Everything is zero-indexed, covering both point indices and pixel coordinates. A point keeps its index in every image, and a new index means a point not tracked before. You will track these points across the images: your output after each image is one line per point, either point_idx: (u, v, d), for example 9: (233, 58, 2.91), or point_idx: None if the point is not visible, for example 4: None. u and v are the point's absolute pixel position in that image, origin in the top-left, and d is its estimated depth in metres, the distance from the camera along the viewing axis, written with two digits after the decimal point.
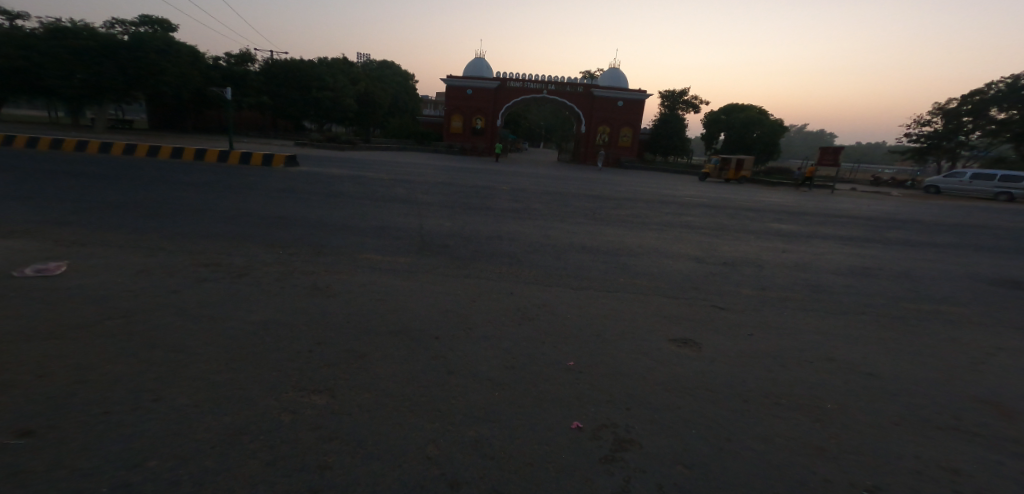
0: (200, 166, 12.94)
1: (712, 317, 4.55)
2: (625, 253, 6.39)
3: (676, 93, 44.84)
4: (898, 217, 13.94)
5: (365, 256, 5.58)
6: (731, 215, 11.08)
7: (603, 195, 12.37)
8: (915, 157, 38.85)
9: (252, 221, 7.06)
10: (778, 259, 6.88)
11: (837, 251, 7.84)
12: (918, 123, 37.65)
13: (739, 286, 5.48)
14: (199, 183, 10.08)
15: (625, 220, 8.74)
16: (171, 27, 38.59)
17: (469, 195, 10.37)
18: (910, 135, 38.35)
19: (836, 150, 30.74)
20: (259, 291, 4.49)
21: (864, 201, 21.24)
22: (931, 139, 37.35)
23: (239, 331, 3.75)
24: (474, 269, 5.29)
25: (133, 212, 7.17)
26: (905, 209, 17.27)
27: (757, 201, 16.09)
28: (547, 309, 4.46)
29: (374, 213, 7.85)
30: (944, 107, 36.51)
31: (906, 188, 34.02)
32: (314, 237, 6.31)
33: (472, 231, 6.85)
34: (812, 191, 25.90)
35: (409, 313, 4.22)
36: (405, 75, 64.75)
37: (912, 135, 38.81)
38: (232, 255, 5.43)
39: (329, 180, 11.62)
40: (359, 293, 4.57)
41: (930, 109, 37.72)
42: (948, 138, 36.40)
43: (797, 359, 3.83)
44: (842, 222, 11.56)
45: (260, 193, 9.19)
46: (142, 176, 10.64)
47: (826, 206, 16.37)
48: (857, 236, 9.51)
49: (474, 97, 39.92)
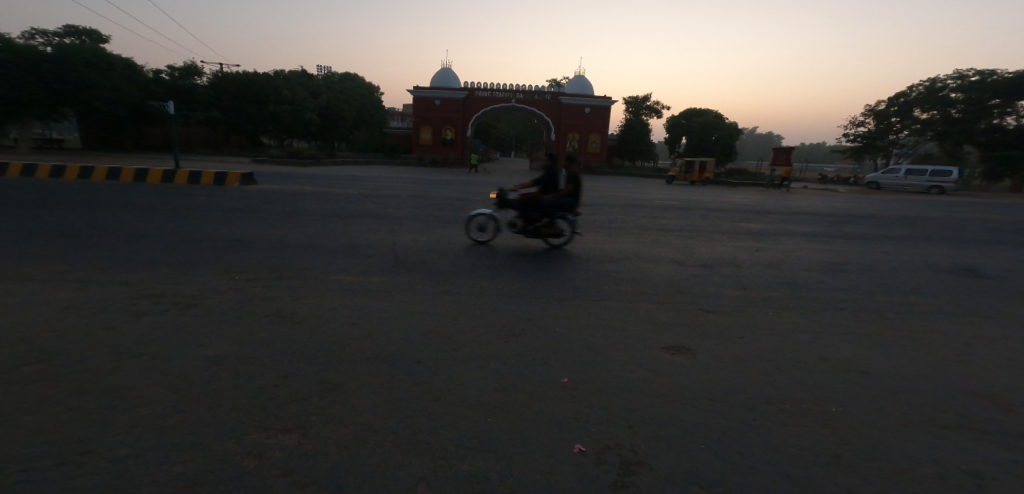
0: (149, 188, 12.19)
1: (702, 322, 4.44)
2: (605, 259, 6.25)
3: (640, 99, 45.81)
4: (857, 213, 14.42)
5: (333, 276, 5.24)
6: (702, 216, 11.17)
7: (576, 202, 12.30)
8: (853, 157, 40.36)
9: (206, 244, 6.58)
10: (756, 258, 6.89)
11: (809, 247, 7.94)
12: (852, 125, 39.32)
13: (723, 287, 5.41)
14: (148, 205, 9.43)
15: (601, 226, 8.63)
16: (102, 37, 36.83)
17: (440, 207, 10.08)
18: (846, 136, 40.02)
19: (789, 150, 31.95)
20: (216, 321, 4.10)
21: (823, 198, 21.97)
22: (866, 140, 39.10)
23: (193, 368, 3.37)
24: (451, 284, 5.03)
25: (70, 241, 6.59)
26: (861, 205, 17.96)
27: (722, 202, 16.39)
28: (534, 322, 4.24)
29: (341, 230, 7.48)
30: (874, 109, 38.37)
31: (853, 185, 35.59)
32: (276, 259, 5.91)
33: (447, 244, 6.58)
34: (770, 191, 26.75)
35: (387, 336, 3.93)
36: (369, 88, 63.93)
37: (848, 135, 40.53)
38: (184, 283, 5.01)
39: (291, 196, 11.11)
40: (330, 317, 4.23)
41: (863, 112, 39.44)
42: (880, 138, 38.17)
43: (794, 361, 3.73)
44: (809, 220, 11.82)
45: (215, 215, 8.66)
46: (82, 200, 9.90)
47: (788, 205, 16.83)
48: (825, 233, 9.70)
49: (442, 108, 39.63)
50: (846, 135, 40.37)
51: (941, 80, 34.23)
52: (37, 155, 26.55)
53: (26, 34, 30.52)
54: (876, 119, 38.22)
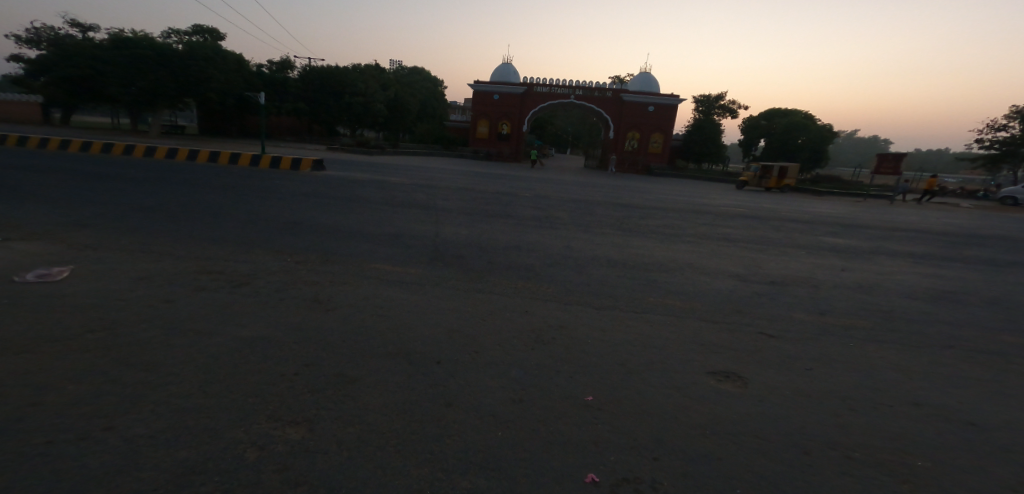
0: (228, 170, 12.96)
1: (756, 346, 3.99)
2: (657, 268, 5.85)
3: (712, 98, 43.52)
4: (959, 231, 12.88)
5: (373, 266, 5.22)
6: (773, 227, 10.35)
7: (636, 204, 11.81)
8: (986, 165, 36.15)
9: (264, 226, 6.80)
10: (832, 278, 6.19)
11: (896, 269, 7.08)
12: (993, 127, 34.96)
13: (789, 309, 4.88)
14: (223, 185, 10.01)
15: (657, 231, 8.16)
16: (220, 36, 39.89)
17: (493, 202, 9.99)
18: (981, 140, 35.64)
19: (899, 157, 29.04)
20: (253, 304, 4.15)
21: (920, 212, 19.85)
22: (1008, 145, 34.72)
23: (220, 349, 3.40)
24: (489, 283, 4.86)
25: (148, 215, 7.02)
26: (967, 222, 16.06)
27: (799, 211, 15.21)
28: (567, 331, 3.98)
29: (393, 219, 7.54)
30: (1021, 110, 33.73)
31: (978, 199, 31.90)
32: (323, 244, 5.99)
33: (493, 241, 6.44)
34: (864, 201, 24.48)
35: (412, 332, 3.81)
36: (437, 82, 65.39)
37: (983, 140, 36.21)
38: (237, 261, 5.17)
39: (353, 184, 11.45)
40: (360, 307, 4.18)
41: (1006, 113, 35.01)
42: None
43: (863, 402, 3.24)
44: (903, 237, 10.63)
45: (279, 197, 8.99)
46: (168, 177, 10.67)
47: (875, 218, 15.35)
48: (923, 253, 8.63)
49: (500, 102, 39.74)
50: (981, 139, 36.04)
51: None
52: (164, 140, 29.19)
53: (163, 34, 33.62)
54: (1023, 121, 33.71)
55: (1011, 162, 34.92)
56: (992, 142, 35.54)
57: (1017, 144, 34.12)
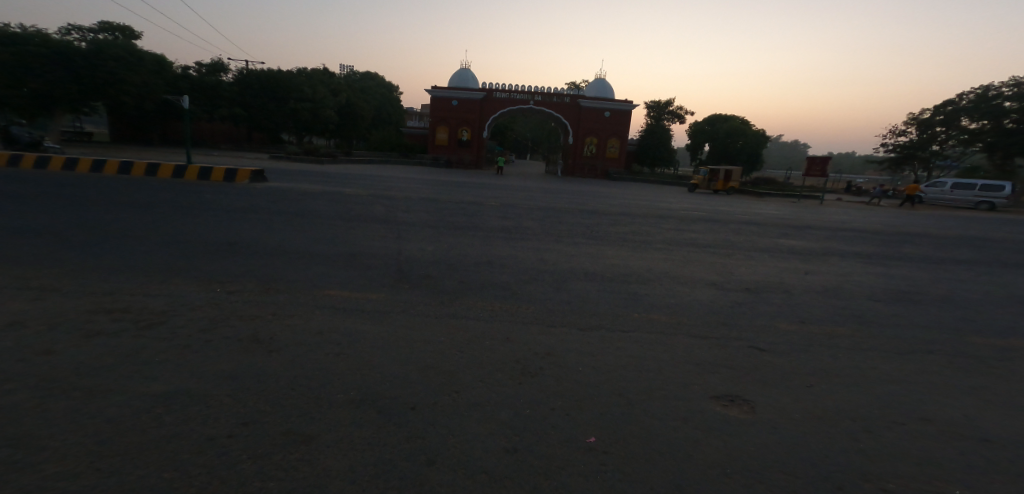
0: (158, 184, 11.86)
1: (754, 363, 3.72)
2: (631, 279, 5.56)
3: (663, 104, 44.48)
4: (898, 230, 13.49)
5: (326, 292, 4.63)
6: (733, 230, 10.40)
7: (596, 210, 11.62)
8: (891, 166, 39.08)
9: (196, 248, 6.06)
10: (806, 283, 6.10)
11: (862, 271, 7.12)
12: (893, 132, 37.70)
13: (773, 318, 4.68)
14: (148, 202, 9.04)
15: (625, 239, 7.93)
16: (134, 34, 37.21)
17: (452, 212, 9.50)
18: (884, 144, 38.52)
19: (824, 160, 30.45)
20: (180, 347, 3.51)
21: (859, 212, 20.77)
22: (906, 150, 37.51)
23: (135, 411, 2.78)
24: (458, 305, 4.40)
25: (55, 241, 6.13)
26: (903, 222, 16.83)
27: (751, 214, 15.55)
28: (553, 359, 3.56)
29: (344, 235, 6.93)
30: (917, 117, 36.40)
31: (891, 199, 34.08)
32: (267, 268, 5.33)
33: (456, 255, 5.99)
34: (802, 203, 25.54)
35: (379, 371, 3.29)
36: (389, 86, 63.82)
37: (886, 144, 38.91)
38: (160, 294, 4.47)
39: (299, 196, 10.67)
40: (314, 344, 3.61)
41: (905, 119, 37.68)
42: (923, 148, 36.55)
43: (886, 424, 2.97)
44: (853, 237, 10.90)
45: (215, 214, 8.17)
46: (83, 194, 9.56)
47: (820, 218, 15.93)
48: (876, 253, 8.82)
49: (461, 108, 39.13)
50: (884, 144, 38.82)
51: (996, 87, 31.58)
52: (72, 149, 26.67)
53: (63, 31, 30.91)
54: (918, 127, 36.40)
55: (910, 164, 37.75)
56: (893, 146, 38.28)
57: (914, 148, 36.99)
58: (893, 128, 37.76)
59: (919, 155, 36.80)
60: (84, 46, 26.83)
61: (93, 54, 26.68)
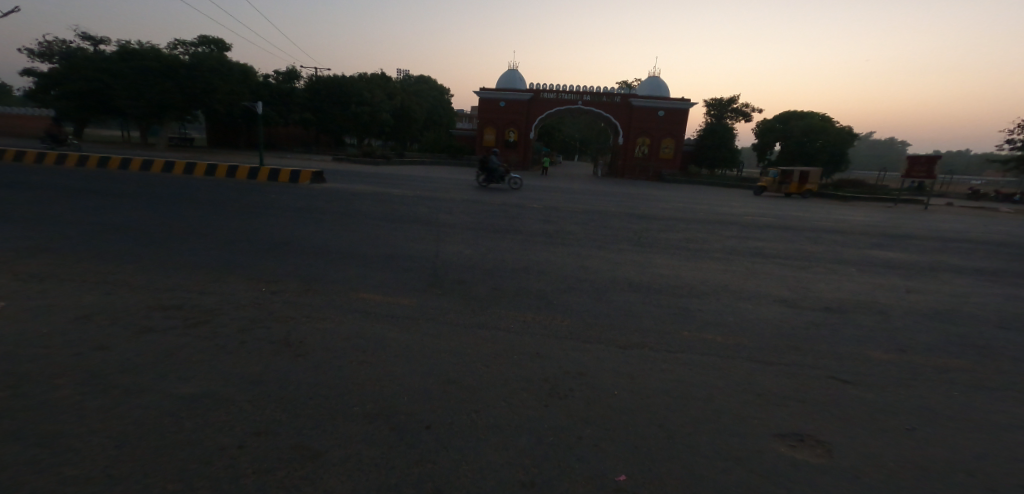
0: (225, 184, 12.49)
1: (824, 396, 3.24)
2: (683, 292, 5.13)
3: (724, 101, 42.40)
4: (1006, 239, 11.96)
5: (359, 295, 4.53)
6: (804, 238, 9.56)
7: (648, 215, 11.11)
8: (1018, 166, 34.71)
9: (246, 247, 6.18)
10: (892, 302, 5.40)
11: (963, 289, 6.24)
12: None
13: (849, 344, 4.12)
14: (211, 201, 9.45)
15: (679, 246, 7.42)
16: (227, 46, 39.81)
17: (500, 214, 9.35)
18: (1011, 141, 34.54)
19: (931, 159, 27.82)
20: (209, 348, 3.47)
21: (954, 218, 18.75)
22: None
23: (151, 415, 2.70)
24: (490, 315, 4.17)
25: (123, 237, 6.45)
26: (1011, 230, 14.96)
27: (825, 219, 14.34)
28: (585, 380, 3.25)
29: (389, 237, 6.92)
30: None
31: (1019, 202, 30.72)
32: (307, 268, 5.33)
33: (496, 260, 5.79)
34: (891, 207, 23.45)
35: (398, 384, 3.10)
36: (443, 91, 64.83)
37: (1014, 141, 34.84)
38: (201, 293, 4.51)
39: (351, 197, 10.89)
40: (338, 349, 3.49)
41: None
42: None
43: (1005, 481, 2.43)
44: (948, 248, 9.75)
45: (270, 215, 8.39)
46: (157, 193, 10.18)
47: (907, 225, 14.45)
48: (980, 267, 7.78)
49: (507, 109, 39.13)
50: (1011, 140, 34.69)
51: None
52: (173, 153, 28.88)
53: (170, 45, 33.55)
54: None
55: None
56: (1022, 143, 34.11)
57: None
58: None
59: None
60: (188, 58, 28.71)
61: (194, 66, 28.57)
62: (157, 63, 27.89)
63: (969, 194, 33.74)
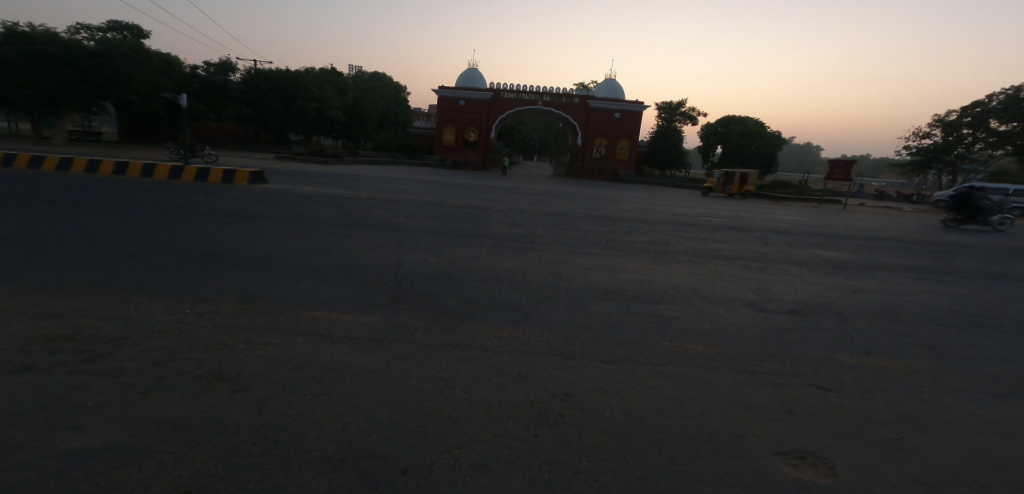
0: (154, 185, 11.43)
1: (818, 408, 3.11)
2: (656, 298, 4.98)
3: (674, 105, 43.75)
4: (932, 239, 12.75)
5: (312, 313, 4.07)
6: (757, 239, 9.78)
7: (608, 216, 11.04)
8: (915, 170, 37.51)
9: (175, 260, 5.52)
10: (855, 304, 5.48)
11: (912, 288, 6.47)
12: (918, 134, 36.54)
13: (825, 349, 4.08)
14: (137, 206, 8.57)
15: (643, 249, 7.34)
16: (144, 34, 37.07)
17: (459, 217, 8.98)
18: (908, 147, 37.32)
19: (847, 163, 29.60)
20: (130, 385, 2.93)
21: (884, 219, 19.88)
22: (930, 153, 36.15)
23: (49, 473, 2.18)
24: (462, 332, 3.83)
25: (27, 250, 5.64)
26: (935, 229, 15.97)
27: (769, 220, 14.88)
28: (574, 403, 2.98)
29: (342, 244, 6.42)
30: (943, 119, 35.18)
31: (914, 202, 33.30)
32: (249, 284, 4.78)
33: (462, 269, 5.46)
34: (822, 208, 24.77)
35: (364, 420, 2.70)
36: (397, 88, 63.35)
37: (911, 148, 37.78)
38: (122, 317, 3.90)
39: (298, 200, 10.18)
40: (291, 380, 3.03)
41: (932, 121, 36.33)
42: (947, 152, 35.10)
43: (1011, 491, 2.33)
44: (889, 248, 10.20)
45: (205, 221, 7.66)
46: (72, 198, 9.11)
47: (846, 225, 15.14)
48: (921, 266, 8.12)
49: (467, 109, 38.60)
50: (907, 146, 37.52)
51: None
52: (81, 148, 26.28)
53: (70, 29, 30.62)
54: (943, 129, 35.11)
55: (935, 167, 36.28)
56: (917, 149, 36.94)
57: (938, 151, 35.50)
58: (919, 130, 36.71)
59: (945, 158, 35.38)
60: (92, 44, 26.29)
61: (99, 52, 26.21)
62: (54, 48, 25.36)
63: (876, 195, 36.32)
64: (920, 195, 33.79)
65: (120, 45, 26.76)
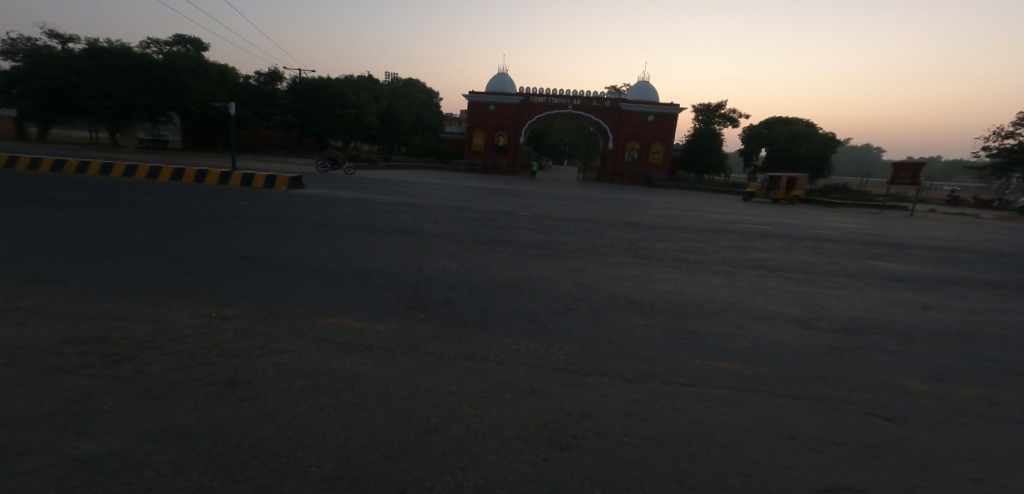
0: (194, 190, 11.81)
1: (868, 441, 2.79)
2: (687, 312, 4.71)
3: (712, 107, 42.57)
4: (1002, 249, 11.82)
5: (327, 321, 4.00)
6: (804, 248, 9.26)
7: (641, 223, 10.72)
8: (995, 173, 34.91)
9: (204, 262, 5.59)
10: (911, 322, 5.05)
11: (980, 305, 5.92)
12: (1000, 135, 34.02)
13: (877, 372, 3.73)
14: (176, 210, 8.81)
15: (678, 258, 7.02)
16: (204, 47, 38.87)
17: (487, 223, 8.88)
18: (988, 148, 34.78)
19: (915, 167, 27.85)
20: (140, 388, 2.90)
21: (943, 226, 18.66)
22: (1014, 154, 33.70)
23: (47, 481, 2.12)
24: (479, 344, 3.68)
25: (66, 250, 5.79)
26: (1002, 238, 14.86)
27: (818, 227, 14.16)
28: (590, 425, 2.77)
29: (368, 250, 6.41)
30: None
31: (998, 208, 31.09)
32: (269, 289, 4.77)
33: (484, 277, 5.32)
34: (877, 214, 23.46)
35: (367, 434, 2.57)
36: (432, 94, 64.28)
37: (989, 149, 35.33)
38: (143, 318, 3.91)
39: (329, 205, 10.32)
40: (297, 390, 2.94)
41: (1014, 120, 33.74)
42: None
43: None
44: (949, 259, 9.50)
45: (237, 225, 7.79)
46: (117, 201, 9.46)
47: (900, 233, 14.26)
48: (989, 280, 7.49)
49: (495, 113, 38.72)
50: (986, 147, 35.01)
51: None
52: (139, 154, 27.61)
53: (143, 44, 32.46)
54: None
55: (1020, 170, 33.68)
56: (998, 150, 34.39)
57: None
58: (1000, 129, 34.17)
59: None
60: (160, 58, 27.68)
61: (167, 65, 27.59)
62: (127, 62, 26.85)
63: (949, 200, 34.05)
64: (1003, 200, 31.55)
65: (183, 58, 27.97)
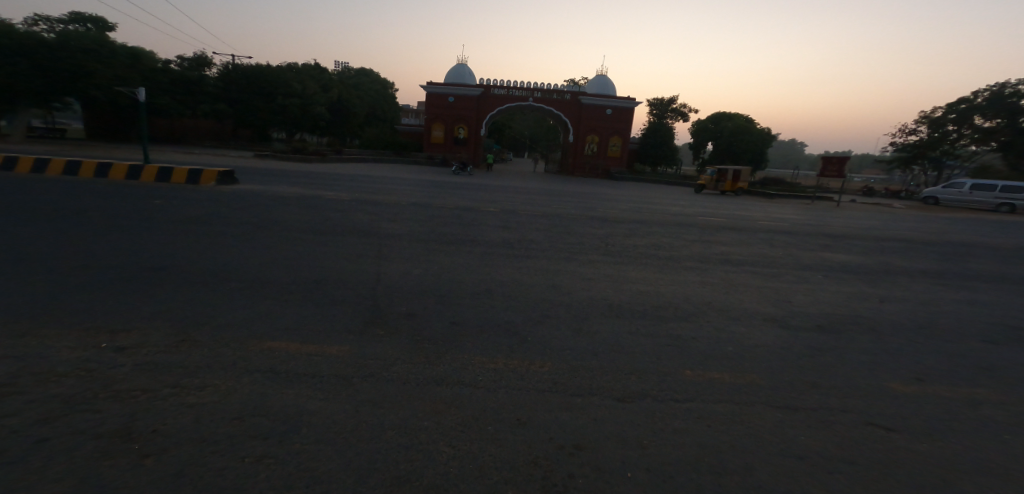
0: (121, 188, 10.71)
1: (882, 456, 2.58)
2: (668, 315, 4.48)
3: (665, 101, 43.46)
4: (942, 239, 12.37)
5: (266, 345, 3.45)
6: (766, 241, 9.32)
7: (606, 217, 10.55)
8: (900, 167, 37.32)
9: (111, 278, 4.82)
10: (882, 317, 5.04)
11: (940, 296, 6.04)
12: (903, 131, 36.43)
13: (869, 376, 3.59)
14: (95, 213, 7.87)
15: (648, 254, 6.84)
16: (109, 26, 35.71)
17: (449, 221, 8.42)
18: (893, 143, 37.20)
19: (840, 160, 29.22)
20: (26, 444, 2.29)
21: (883, 216, 19.60)
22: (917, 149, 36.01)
23: None
24: (450, 363, 3.27)
25: None
26: (936, 228, 15.70)
27: (771, 219, 14.49)
28: (585, 459, 2.41)
29: (319, 255, 5.84)
30: (928, 116, 35.11)
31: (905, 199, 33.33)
32: (204, 307, 4.15)
33: (450, 282, 4.90)
34: (815, 205, 24.66)
35: (321, 489, 2.09)
36: (386, 84, 62.37)
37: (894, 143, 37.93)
38: (40, 350, 3.24)
39: (274, 203, 9.54)
40: (233, 436, 2.42)
41: (918, 118, 36.22)
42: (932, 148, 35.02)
43: None
44: (898, 249, 9.80)
45: (166, 229, 6.99)
46: (25, 203, 8.37)
47: (847, 224, 14.78)
48: (938, 271, 7.71)
49: (456, 105, 37.85)
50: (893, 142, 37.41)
51: (1013, 86, 31.06)
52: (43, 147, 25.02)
53: (29, 21, 29.13)
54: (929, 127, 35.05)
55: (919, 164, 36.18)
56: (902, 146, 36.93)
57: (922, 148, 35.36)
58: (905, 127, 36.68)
59: None
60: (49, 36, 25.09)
61: (58, 45, 25.05)
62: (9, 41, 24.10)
63: (863, 191, 36.26)
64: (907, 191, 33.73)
65: (81, 37, 25.59)
